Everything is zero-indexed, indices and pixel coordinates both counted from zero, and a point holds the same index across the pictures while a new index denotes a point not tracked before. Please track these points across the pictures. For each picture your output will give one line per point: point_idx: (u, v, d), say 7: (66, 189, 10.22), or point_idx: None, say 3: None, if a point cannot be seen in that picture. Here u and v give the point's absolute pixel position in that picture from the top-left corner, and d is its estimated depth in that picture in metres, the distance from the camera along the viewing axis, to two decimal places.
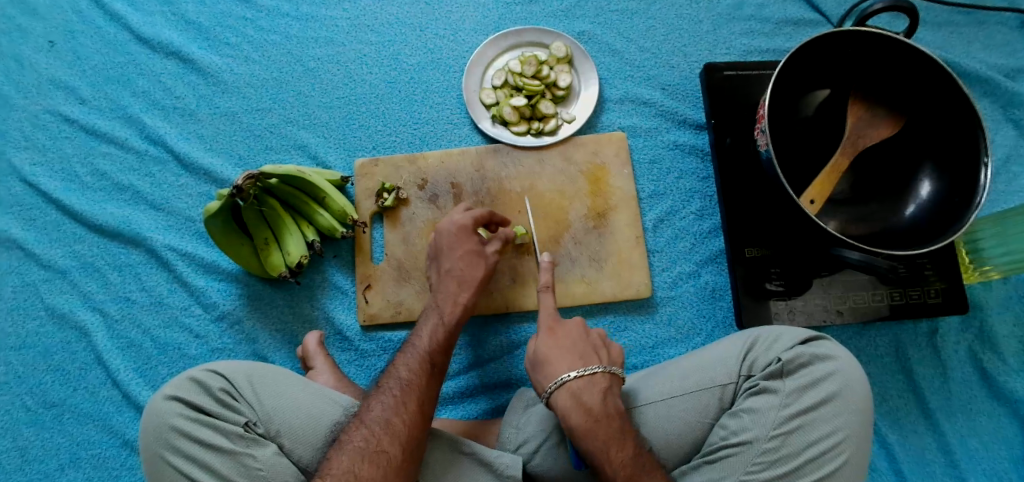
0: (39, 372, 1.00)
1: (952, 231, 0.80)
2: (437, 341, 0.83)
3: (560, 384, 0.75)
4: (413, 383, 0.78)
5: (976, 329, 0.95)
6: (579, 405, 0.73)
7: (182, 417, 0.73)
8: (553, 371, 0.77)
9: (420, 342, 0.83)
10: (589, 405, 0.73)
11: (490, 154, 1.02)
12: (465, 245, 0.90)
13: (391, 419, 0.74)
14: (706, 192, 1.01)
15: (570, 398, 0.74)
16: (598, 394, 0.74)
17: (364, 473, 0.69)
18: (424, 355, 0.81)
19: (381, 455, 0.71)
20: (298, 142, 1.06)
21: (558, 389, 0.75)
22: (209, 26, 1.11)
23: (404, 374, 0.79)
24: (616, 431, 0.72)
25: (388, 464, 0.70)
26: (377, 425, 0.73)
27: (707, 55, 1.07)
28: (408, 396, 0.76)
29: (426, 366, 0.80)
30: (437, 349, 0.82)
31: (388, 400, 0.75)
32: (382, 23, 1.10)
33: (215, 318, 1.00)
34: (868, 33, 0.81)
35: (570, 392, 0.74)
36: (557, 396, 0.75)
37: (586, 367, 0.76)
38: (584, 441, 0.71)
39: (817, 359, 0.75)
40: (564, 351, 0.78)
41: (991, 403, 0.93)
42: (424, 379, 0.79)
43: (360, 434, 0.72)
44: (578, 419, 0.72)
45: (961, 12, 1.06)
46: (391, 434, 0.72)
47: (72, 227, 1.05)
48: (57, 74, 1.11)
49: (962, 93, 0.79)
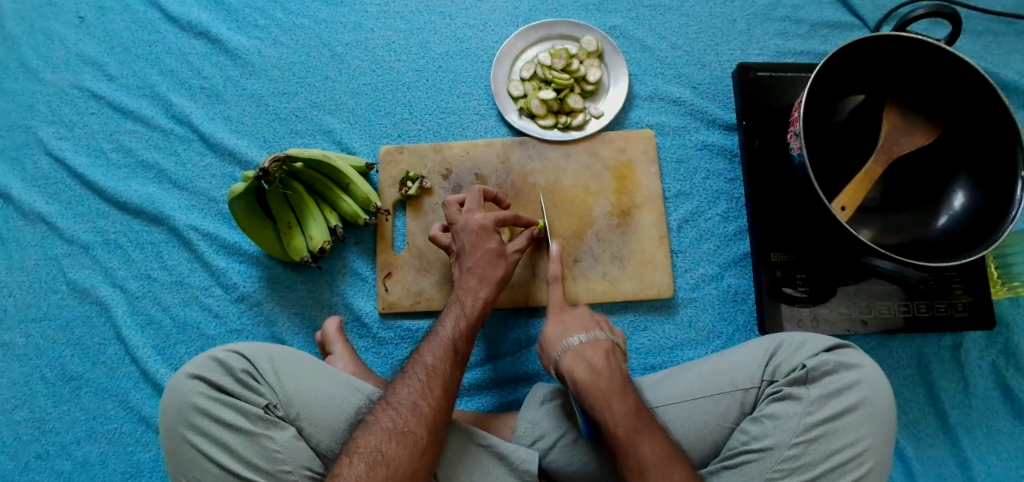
0: (60, 344, 1.01)
1: (983, 245, 0.79)
2: (461, 330, 0.81)
3: (565, 350, 0.76)
4: (439, 369, 0.77)
5: (1001, 345, 0.94)
6: (584, 363, 0.74)
7: (204, 396, 0.74)
8: (558, 336, 0.78)
9: (443, 330, 0.81)
10: (594, 363, 0.74)
11: (516, 147, 1.01)
12: (484, 245, 0.87)
13: (418, 402, 0.73)
14: (732, 194, 1.00)
15: (575, 358, 0.75)
16: (600, 354, 0.75)
17: (391, 453, 0.69)
18: (448, 342, 0.80)
19: (408, 436, 0.71)
20: (324, 126, 1.05)
21: (565, 353, 0.76)
22: (238, 8, 1.11)
23: (429, 361, 0.78)
24: (619, 386, 0.72)
25: (415, 445, 0.71)
26: (404, 408, 0.73)
27: (739, 55, 1.05)
28: (434, 381, 0.75)
29: (450, 353, 0.79)
30: (461, 337, 0.81)
31: (415, 384, 0.75)
32: (412, 10, 1.10)
33: (235, 299, 1.01)
34: (908, 38, 0.79)
35: (575, 353, 0.75)
36: (565, 358, 0.75)
37: (590, 333, 0.77)
38: (587, 397, 0.71)
39: (842, 367, 0.74)
40: (570, 321, 0.80)
41: (1013, 421, 0.91)
42: (450, 366, 0.78)
43: (387, 415, 0.72)
44: (583, 376, 0.73)
45: (1002, 21, 1.04)
46: (418, 417, 0.72)
47: (97, 202, 1.06)
48: (86, 50, 1.11)
49: (1003, 104, 0.77)
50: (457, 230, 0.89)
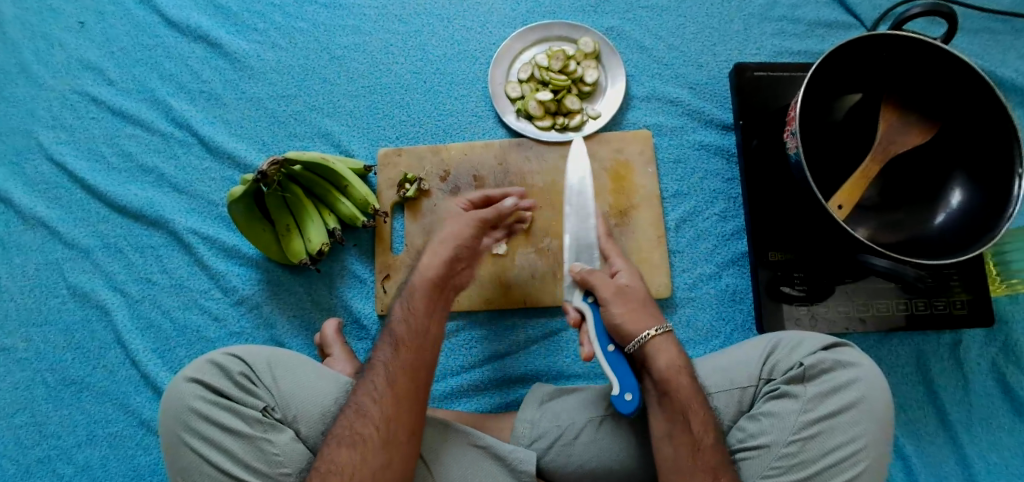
0: (60, 349, 1.02)
1: (979, 243, 0.79)
2: (408, 321, 0.78)
3: (660, 333, 0.76)
4: (384, 364, 0.76)
5: (1000, 342, 0.93)
6: (674, 352, 0.76)
7: (202, 399, 0.74)
8: (645, 318, 0.76)
9: (395, 323, 0.79)
10: (680, 356, 0.77)
11: (513, 148, 1.01)
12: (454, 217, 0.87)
13: (364, 403, 0.74)
14: (730, 194, 1.00)
15: (667, 345, 0.76)
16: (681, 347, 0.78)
17: (340, 459, 0.70)
18: (393, 333, 0.78)
19: (356, 439, 0.71)
20: (323, 129, 1.06)
21: (662, 335, 0.76)
22: (236, 12, 1.11)
23: (376, 358, 0.77)
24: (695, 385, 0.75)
25: (363, 447, 0.71)
26: (352, 411, 0.73)
27: (736, 55, 1.05)
28: (378, 378, 0.75)
29: (396, 347, 0.77)
30: (409, 329, 0.78)
31: (365, 384, 0.75)
32: (409, 13, 1.10)
33: (234, 301, 1.01)
34: (904, 37, 0.79)
35: (669, 340, 0.76)
36: (657, 342, 0.75)
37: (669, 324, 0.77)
38: (675, 388, 0.73)
39: (839, 366, 0.74)
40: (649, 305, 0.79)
41: (1013, 418, 0.91)
42: (393, 357, 0.76)
43: (339, 421, 0.73)
44: (677, 364, 0.75)
45: (999, 19, 1.04)
46: (363, 418, 0.72)
47: (97, 206, 1.06)
48: (86, 55, 1.11)
49: (999, 102, 0.77)
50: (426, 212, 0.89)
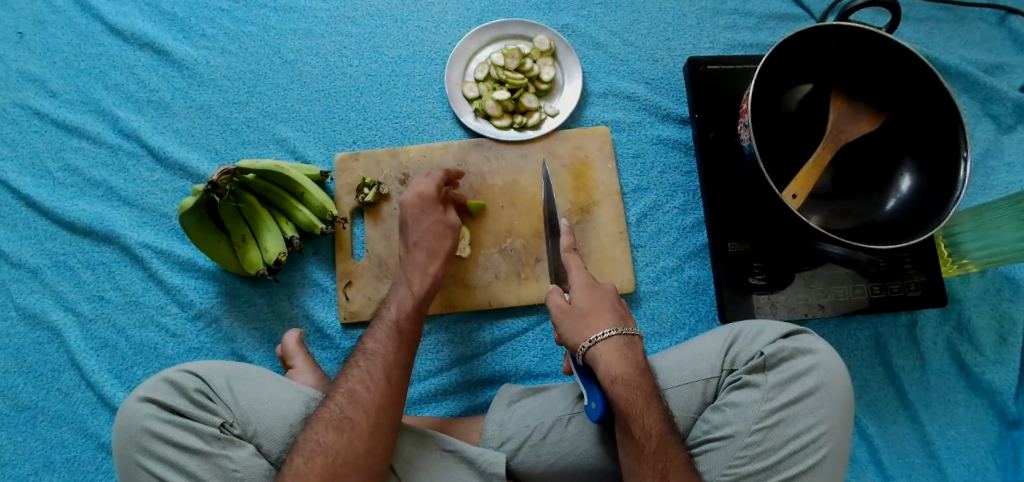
0: (11, 373, 0.98)
1: (931, 225, 0.81)
2: (408, 311, 0.82)
3: (595, 341, 0.73)
4: (380, 352, 0.77)
5: (954, 321, 0.96)
6: (624, 356, 0.72)
7: (156, 418, 0.71)
8: (592, 323, 0.75)
9: (389, 313, 0.82)
10: (634, 360, 0.73)
11: (472, 148, 1.01)
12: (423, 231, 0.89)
13: (355, 387, 0.73)
14: (689, 186, 1.01)
15: (617, 350, 0.72)
16: (638, 351, 0.74)
17: (328, 441, 0.69)
18: (392, 325, 0.80)
19: (346, 422, 0.70)
20: (277, 136, 1.04)
21: (602, 342, 0.73)
22: (183, 17, 1.08)
23: (371, 346, 0.78)
24: (652, 389, 0.72)
25: (352, 431, 0.70)
26: (342, 396, 0.73)
27: (690, 49, 1.06)
28: (374, 365, 0.75)
29: (394, 335, 0.79)
30: (405, 318, 0.81)
31: (355, 371, 0.75)
32: (362, 15, 1.08)
33: (192, 316, 0.98)
34: (850, 27, 0.81)
35: (615, 344, 0.73)
36: (596, 349, 0.72)
37: (625, 328, 0.74)
38: (625, 392, 0.70)
39: (798, 354, 0.75)
40: (604, 308, 0.76)
41: (969, 395, 0.94)
42: (393, 347, 0.78)
43: (326, 406, 0.72)
44: (622, 368, 0.71)
45: (942, 7, 1.07)
46: (355, 404, 0.72)
47: (44, 224, 1.02)
48: (26, 66, 1.07)
49: (944, 90, 0.79)
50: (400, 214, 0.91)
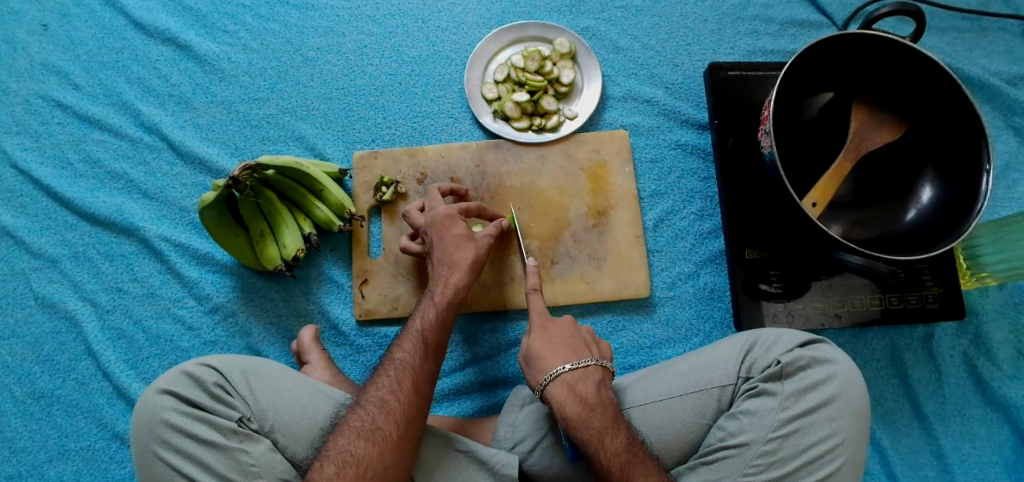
0: (29, 361, 0.99)
1: (950, 238, 0.80)
2: (432, 322, 0.81)
3: (553, 378, 0.75)
4: (408, 362, 0.77)
5: (971, 334, 0.95)
6: (574, 395, 0.73)
7: (175, 411, 0.72)
8: (546, 363, 0.76)
9: (415, 323, 0.81)
10: (583, 395, 0.73)
11: (490, 149, 1.01)
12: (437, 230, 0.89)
13: (386, 397, 0.74)
14: (707, 192, 1.01)
15: (565, 390, 0.74)
16: (593, 385, 0.75)
17: (360, 452, 0.69)
18: (418, 335, 0.79)
19: (377, 432, 0.71)
20: (297, 133, 1.04)
21: (552, 382, 0.75)
22: (206, 13, 1.09)
23: (399, 356, 0.78)
24: (610, 422, 0.72)
25: (383, 442, 0.70)
26: (373, 405, 0.73)
27: (711, 55, 1.06)
28: (403, 374, 0.75)
29: (421, 345, 0.78)
30: (431, 329, 0.80)
31: (385, 380, 0.75)
32: (383, 14, 1.09)
33: (208, 310, 0.99)
34: (872, 36, 0.81)
35: (565, 383, 0.74)
36: (551, 388, 0.75)
37: (578, 361, 0.76)
38: (578, 430, 0.71)
39: (815, 363, 0.75)
40: (557, 346, 0.78)
41: (984, 409, 0.93)
42: (419, 357, 0.77)
43: (356, 414, 0.72)
44: (573, 409, 0.72)
45: (965, 17, 1.06)
46: (386, 413, 0.72)
47: (64, 214, 1.03)
48: (50, 58, 1.08)
49: (967, 100, 0.79)
50: (425, 229, 0.89)
